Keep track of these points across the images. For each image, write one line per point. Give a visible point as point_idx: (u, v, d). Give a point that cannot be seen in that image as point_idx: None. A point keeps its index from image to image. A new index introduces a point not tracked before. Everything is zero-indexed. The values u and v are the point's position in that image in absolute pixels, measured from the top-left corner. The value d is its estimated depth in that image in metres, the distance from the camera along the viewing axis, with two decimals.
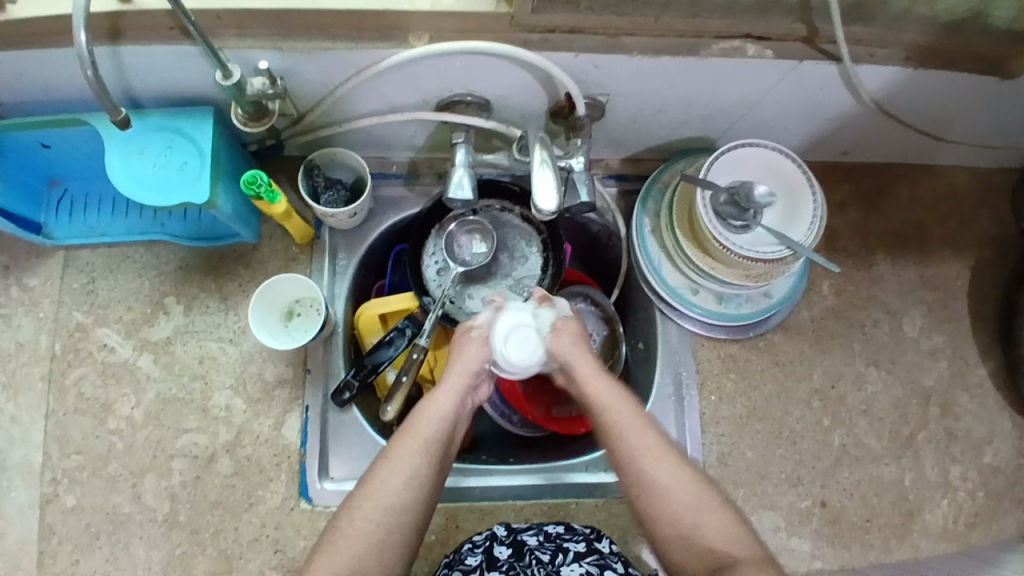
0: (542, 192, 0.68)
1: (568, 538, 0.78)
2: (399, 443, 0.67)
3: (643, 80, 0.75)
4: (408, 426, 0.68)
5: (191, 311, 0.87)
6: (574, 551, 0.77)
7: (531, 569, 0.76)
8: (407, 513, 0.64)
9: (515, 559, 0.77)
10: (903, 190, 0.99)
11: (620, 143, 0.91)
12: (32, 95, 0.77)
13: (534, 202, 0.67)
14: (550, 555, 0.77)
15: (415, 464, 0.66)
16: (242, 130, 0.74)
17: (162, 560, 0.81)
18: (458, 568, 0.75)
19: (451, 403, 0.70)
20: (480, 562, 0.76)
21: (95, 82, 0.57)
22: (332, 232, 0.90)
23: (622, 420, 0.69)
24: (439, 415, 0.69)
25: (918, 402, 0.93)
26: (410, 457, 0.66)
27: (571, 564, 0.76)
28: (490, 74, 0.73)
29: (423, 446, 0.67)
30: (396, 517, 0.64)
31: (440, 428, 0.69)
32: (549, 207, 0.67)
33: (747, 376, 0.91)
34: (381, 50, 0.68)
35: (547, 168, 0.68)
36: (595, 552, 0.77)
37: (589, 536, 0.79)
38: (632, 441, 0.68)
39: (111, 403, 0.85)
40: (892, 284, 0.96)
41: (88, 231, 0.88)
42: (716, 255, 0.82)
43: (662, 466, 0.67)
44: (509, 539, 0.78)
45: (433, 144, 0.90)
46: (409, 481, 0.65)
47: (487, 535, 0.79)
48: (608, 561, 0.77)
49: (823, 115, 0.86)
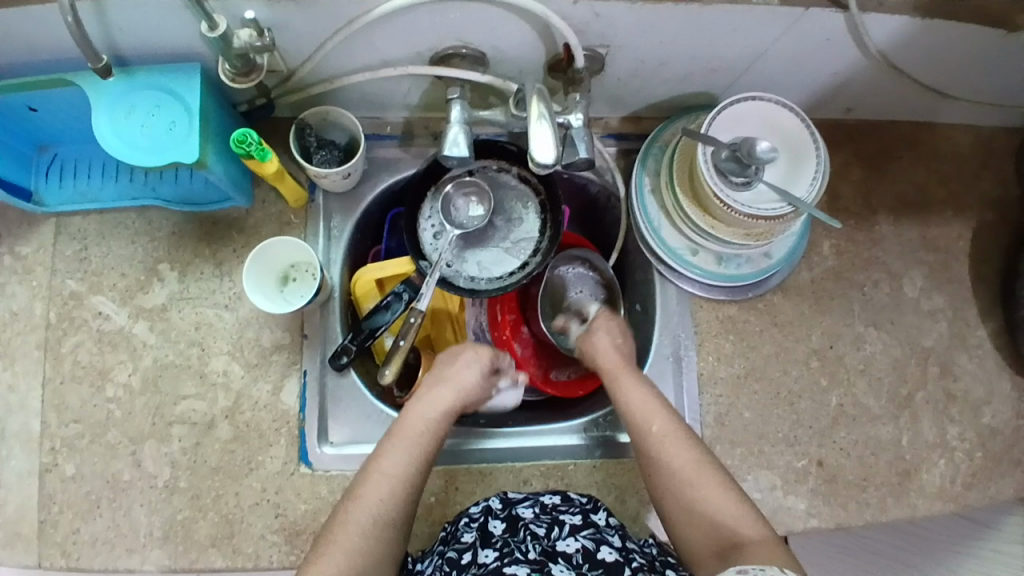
0: (540, 144, 0.65)
1: (564, 511, 0.78)
2: (388, 453, 0.71)
3: (644, 32, 0.73)
4: (387, 444, 0.72)
5: (186, 277, 0.86)
6: (569, 525, 0.76)
7: (525, 545, 0.73)
8: (397, 519, 0.68)
9: (509, 534, 0.75)
10: (906, 150, 0.98)
11: (619, 102, 0.89)
12: (16, 56, 0.75)
13: (532, 153, 0.65)
14: (545, 529, 0.75)
15: (404, 471, 0.70)
16: (230, 86, 0.72)
17: (163, 525, 0.81)
18: (454, 547, 0.76)
19: (430, 416, 0.75)
20: (475, 539, 0.75)
21: (76, 27, 0.57)
22: (326, 196, 0.89)
23: (643, 404, 0.76)
24: (418, 427, 0.74)
25: (918, 362, 0.93)
26: (399, 466, 0.70)
27: (567, 538, 0.74)
28: (486, 25, 0.71)
29: (412, 452, 0.71)
30: (388, 525, 0.67)
31: (428, 430, 0.74)
32: (547, 160, 0.65)
33: (746, 337, 0.90)
34: (370, 0, 0.66)
35: (546, 120, 0.65)
36: (591, 525, 0.76)
37: (585, 507, 0.79)
38: (643, 421, 0.74)
39: (108, 369, 0.84)
40: (895, 244, 0.96)
41: (78, 196, 0.87)
42: (716, 214, 0.81)
43: (674, 440, 0.73)
44: (504, 514, 0.78)
45: (427, 104, 0.88)
46: (399, 488, 0.69)
47: (483, 509, 0.79)
48: (604, 534, 0.76)
49: (827, 70, 0.84)
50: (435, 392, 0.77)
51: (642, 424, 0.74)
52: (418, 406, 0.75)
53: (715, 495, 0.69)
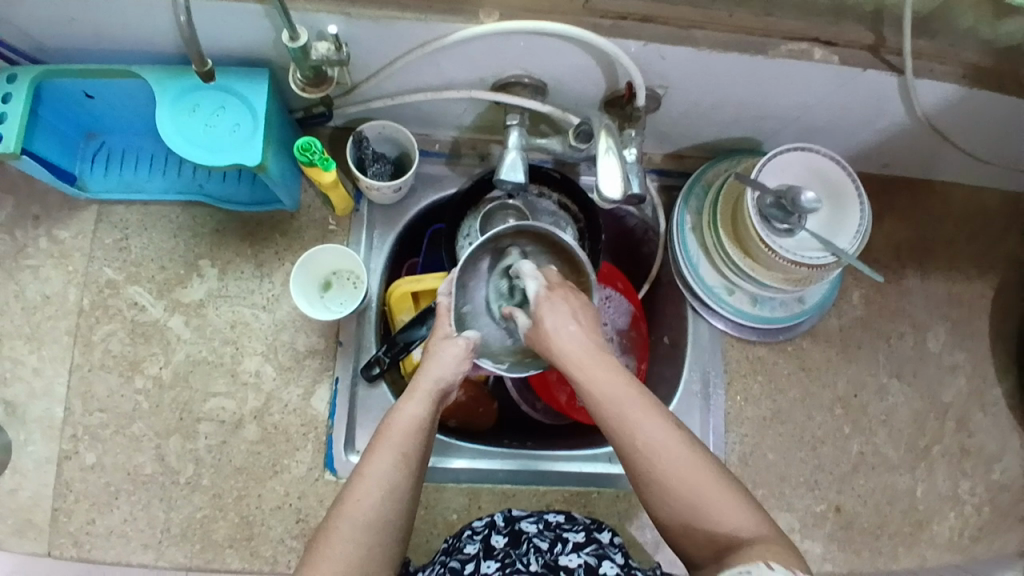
0: (608, 177, 0.67)
1: (568, 529, 0.78)
2: (375, 455, 0.65)
3: (705, 77, 0.75)
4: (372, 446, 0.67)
5: (225, 275, 0.86)
6: (573, 542, 0.77)
7: (527, 557, 0.74)
8: (388, 525, 0.64)
9: (512, 547, 0.75)
10: (935, 207, 1.01)
11: (666, 139, 0.91)
12: (82, 42, 0.75)
13: (600, 188, 0.66)
14: (549, 544, 0.76)
15: (391, 476, 0.65)
16: (299, 95, 0.73)
17: (183, 522, 0.80)
18: (457, 556, 0.75)
19: (417, 414, 0.68)
20: (477, 551, 0.75)
21: (186, 27, 0.57)
22: (371, 206, 0.90)
23: (626, 406, 0.63)
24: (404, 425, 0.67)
25: (935, 416, 0.95)
26: (383, 471, 0.65)
27: (570, 554, 0.75)
28: (553, 57, 0.73)
29: (400, 455, 0.65)
30: (376, 537, 0.63)
31: (416, 430, 0.67)
32: (614, 193, 0.66)
33: (773, 379, 0.91)
34: (447, 24, 0.67)
35: (612, 154, 0.67)
36: (594, 543, 0.77)
37: (589, 526, 0.79)
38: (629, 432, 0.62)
39: (139, 361, 0.83)
40: (920, 298, 0.98)
41: (124, 186, 0.87)
42: (757, 256, 0.83)
43: (670, 449, 0.61)
44: (507, 529, 0.78)
45: (479, 124, 0.90)
46: (387, 493, 0.64)
47: (486, 523, 0.79)
48: (606, 551, 0.77)
49: (873, 125, 0.86)
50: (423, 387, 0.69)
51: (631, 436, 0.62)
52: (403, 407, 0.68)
53: (717, 494, 0.60)
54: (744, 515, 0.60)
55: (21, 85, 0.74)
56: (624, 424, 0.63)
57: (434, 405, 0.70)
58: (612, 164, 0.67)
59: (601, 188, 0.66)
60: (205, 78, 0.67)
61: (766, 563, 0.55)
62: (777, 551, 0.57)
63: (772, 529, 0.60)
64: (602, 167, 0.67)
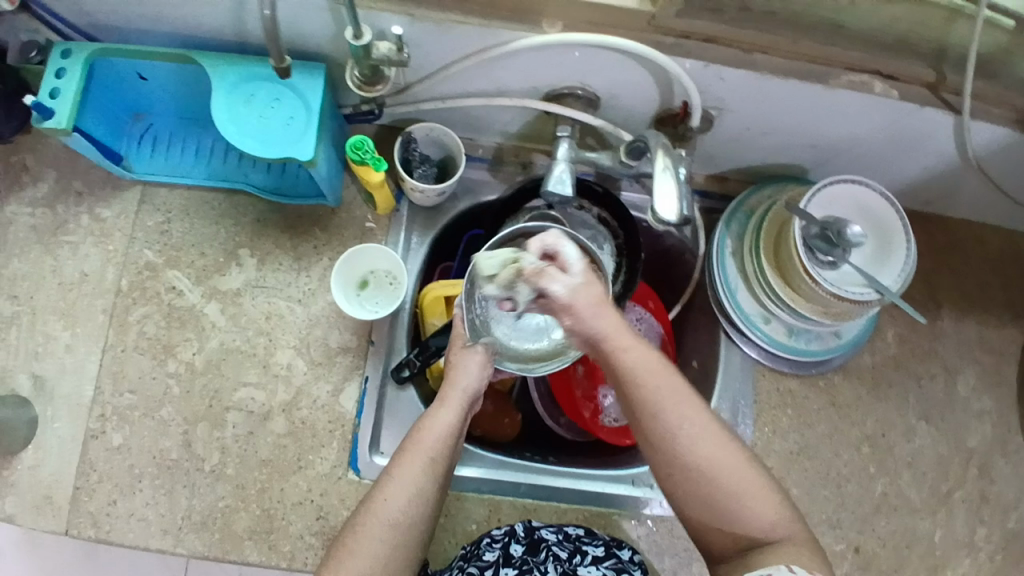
0: (663, 196, 0.65)
1: (588, 542, 0.79)
2: (405, 460, 0.67)
3: (760, 102, 0.75)
4: (402, 452, 0.68)
5: (264, 266, 0.86)
6: (592, 555, 0.78)
7: (545, 565, 0.77)
8: (414, 529, 0.65)
9: (530, 554, 0.77)
10: (973, 248, 1.00)
11: (712, 161, 0.91)
12: (141, 24, 0.75)
13: (656, 207, 0.65)
14: (568, 553, 0.78)
15: (421, 481, 0.66)
16: (354, 92, 0.72)
17: (205, 511, 0.80)
18: (475, 563, 0.76)
19: (448, 422, 0.69)
20: (497, 559, 0.76)
21: (271, 21, 0.61)
22: (412, 208, 0.90)
23: (663, 388, 0.63)
24: (436, 433, 0.68)
25: (960, 461, 0.94)
26: (415, 475, 0.66)
27: (588, 566, 0.77)
28: (611, 71, 0.73)
29: (428, 462, 0.67)
30: (402, 539, 0.65)
31: (444, 439, 0.68)
32: (671, 214, 0.65)
33: (804, 413, 0.91)
34: (511, 31, 0.67)
35: (669, 173, 0.66)
36: (613, 557, 0.78)
37: (609, 541, 0.80)
38: (664, 416, 0.63)
39: (172, 345, 0.83)
40: (952, 340, 0.97)
41: (167, 169, 0.87)
42: (798, 287, 0.82)
43: (710, 441, 0.63)
44: (527, 538, 0.78)
45: (526, 133, 0.89)
46: (416, 496, 0.66)
47: (506, 531, 0.79)
48: (625, 567, 0.78)
49: (921, 163, 0.86)
50: (454, 397, 0.71)
51: (662, 417, 0.63)
52: (435, 415, 0.69)
53: (749, 490, 0.62)
54: (770, 509, 0.62)
55: (76, 62, 0.74)
56: (659, 403, 0.63)
57: (463, 413, 0.71)
58: (670, 185, 0.66)
59: (657, 207, 0.65)
60: (279, 70, 0.71)
61: (788, 566, 0.58)
62: (804, 556, 0.59)
63: (798, 528, 0.62)
64: (659, 186, 0.66)
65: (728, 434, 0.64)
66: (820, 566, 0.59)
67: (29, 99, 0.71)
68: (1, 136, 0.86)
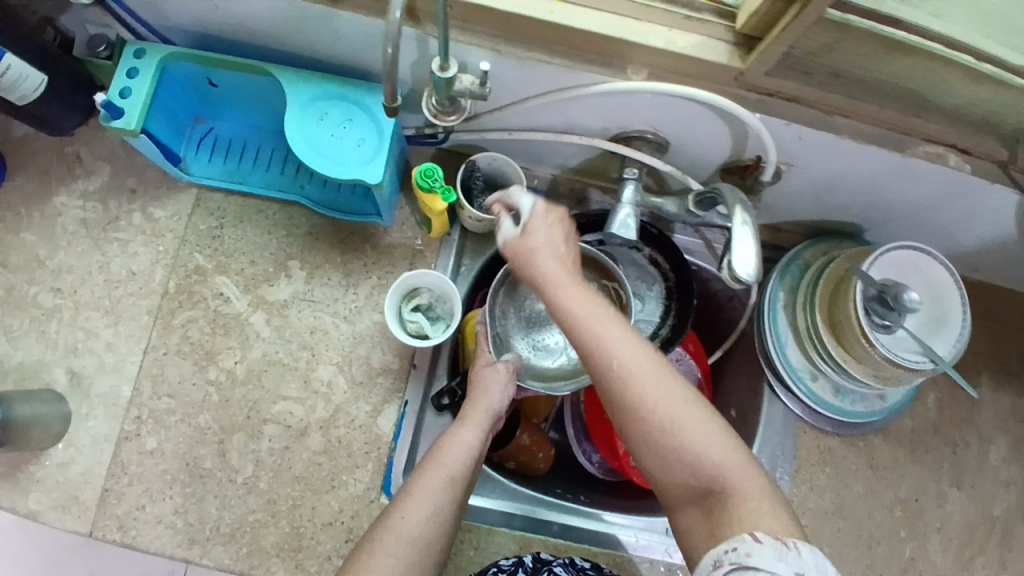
0: (740, 254, 0.66)
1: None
2: (426, 475, 0.70)
3: (831, 162, 0.75)
4: (423, 469, 0.71)
5: (312, 279, 0.86)
6: None
7: None
8: (431, 548, 0.68)
9: None
10: (1015, 318, 1.00)
11: (767, 212, 0.91)
12: (219, 33, 0.75)
13: (733, 262, 0.65)
14: None
15: (440, 499, 0.69)
16: (429, 119, 0.73)
17: (233, 524, 0.79)
18: None
19: (466, 442, 0.73)
20: None
21: (391, 61, 0.54)
22: (464, 233, 0.90)
23: (588, 325, 0.60)
24: (455, 452, 0.72)
25: (984, 529, 0.92)
26: (434, 491, 0.69)
27: None
28: (687, 120, 0.73)
29: (449, 481, 0.70)
30: (418, 553, 0.67)
31: (464, 457, 0.73)
32: (748, 272, 0.65)
33: (841, 472, 0.91)
34: (596, 75, 0.68)
35: (747, 229, 0.67)
36: None
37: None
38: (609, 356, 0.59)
39: (215, 352, 0.83)
40: (989, 408, 0.96)
41: (226, 175, 0.86)
42: (852, 348, 0.83)
43: (660, 385, 0.59)
44: (533, 568, 0.78)
45: (585, 168, 0.89)
46: (433, 514, 0.68)
47: (514, 561, 0.78)
48: None
49: (978, 233, 0.86)
50: (477, 417, 0.76)
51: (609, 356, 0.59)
52: (456, 433, 0.74)
53: (702, 437, 0.58)
54: (728, 459, 0.57)
55: (149, 64, 0.72)
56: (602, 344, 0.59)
57: (485, 431, 0.76)
58: (747, 243, 0.66)
59: (735, 264, 0.66)
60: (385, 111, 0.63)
61: (751, 536, 0.53)
62: (766, 514, 0.54)
63: (763, 482, 0.57)
64: (737, 240, 0.66)
65: (670, 372, 0.60)
66: (789, 528, 0.54)
67: (100, 96, 0.69)
68: (60, 130, 0.85)
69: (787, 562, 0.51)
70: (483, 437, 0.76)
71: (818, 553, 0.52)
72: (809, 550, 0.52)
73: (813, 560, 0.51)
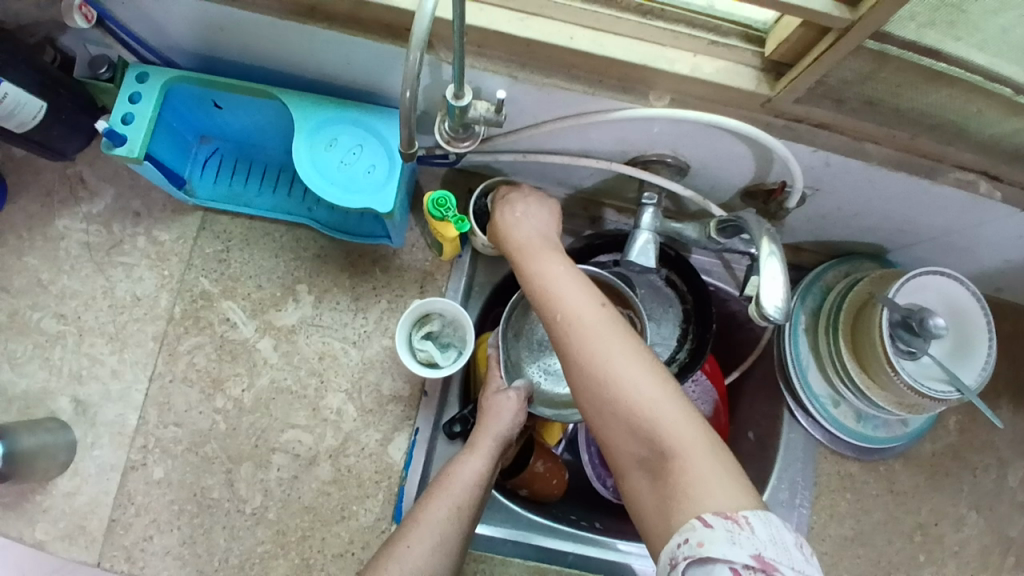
0: (768, 286, 0.62)
1: None
2: (433, 503, 0.69)
3: (858, 188, 0.73)
4: (431, 497, 0.69)
5: (321, 304, 0.84)
6: None
7: None
8: None
9: None
10: None
11: (788, 233, 0.89)
12: (226, 55, 0.72)
13: (763, 293, 0.61)
14: None
15: (446, 528, 0.67)
16: (442, 144, 0.70)
17: (242, 555, 0.77)
18: None
19: (477, 469, 0.72)
20: None
21: (409, 104, 0.50)
22: (475, 254, 0.88)
23: (554, 284, 0.64)
24: (463, 480, 0.71)
25: (999, 551, 0.90)
26: (440, 520, 0.67)
27: None
28: (709, 146, 0.71)
29: (455, 509, 0.69)
30: None
31: (475, 486, 0.71)
32: (776, 304, 0.61)
33: (860, 498, 0.89)
34: (617, 101, 0.65)
35: (776, 260, 0.63)
36: None
37: None
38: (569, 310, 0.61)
39: (222, 379, 0.81)
40: (1010, 431, 0.94)
41: (232, 197, 0.84)
42: (876, 375, 0.80)
43: (614, 340, 0.59)
44: None
45: (600, 188, 0.87)
46: (439, 544, 0.66)
47: None
48: None
49: (1005, 256, 0.83)
50: (486, 444, 0.74)
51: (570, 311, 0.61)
52: (465, 461, 0.72)
53: (649, 393, 0.56)
54: (677, 420, 0.55)
55: (152, 88, 0.70)
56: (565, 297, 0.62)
57: (495, 459, 0.74)
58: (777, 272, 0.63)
59: (764, 295, 0.61)
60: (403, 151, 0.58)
61: (700, 520, 0.50)
62: (713, 483, 0.51)
63: (714, 453, 0.54)
64: (766, 269, 0.63)
65: (625, 330, 0.61)
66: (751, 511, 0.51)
67: (102, 125, 0.67)
68: (64, 154, 0.83)
69: (741, 544, 0.47)
70: (493, 465, 0.74)
71: (770, 525, 0.49)
72: (761, 524, 0.49)
73: (766, 535, 0.48)
